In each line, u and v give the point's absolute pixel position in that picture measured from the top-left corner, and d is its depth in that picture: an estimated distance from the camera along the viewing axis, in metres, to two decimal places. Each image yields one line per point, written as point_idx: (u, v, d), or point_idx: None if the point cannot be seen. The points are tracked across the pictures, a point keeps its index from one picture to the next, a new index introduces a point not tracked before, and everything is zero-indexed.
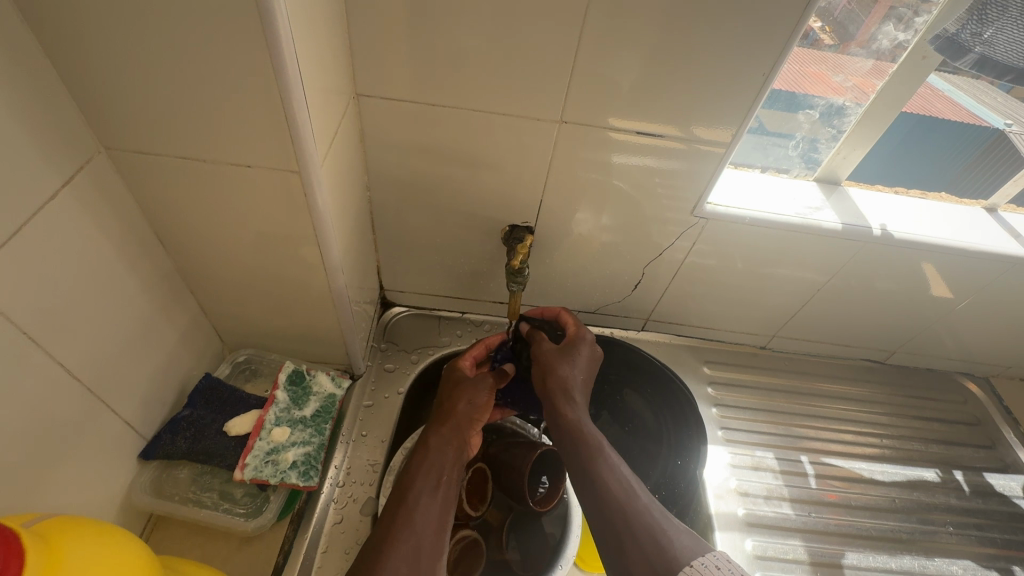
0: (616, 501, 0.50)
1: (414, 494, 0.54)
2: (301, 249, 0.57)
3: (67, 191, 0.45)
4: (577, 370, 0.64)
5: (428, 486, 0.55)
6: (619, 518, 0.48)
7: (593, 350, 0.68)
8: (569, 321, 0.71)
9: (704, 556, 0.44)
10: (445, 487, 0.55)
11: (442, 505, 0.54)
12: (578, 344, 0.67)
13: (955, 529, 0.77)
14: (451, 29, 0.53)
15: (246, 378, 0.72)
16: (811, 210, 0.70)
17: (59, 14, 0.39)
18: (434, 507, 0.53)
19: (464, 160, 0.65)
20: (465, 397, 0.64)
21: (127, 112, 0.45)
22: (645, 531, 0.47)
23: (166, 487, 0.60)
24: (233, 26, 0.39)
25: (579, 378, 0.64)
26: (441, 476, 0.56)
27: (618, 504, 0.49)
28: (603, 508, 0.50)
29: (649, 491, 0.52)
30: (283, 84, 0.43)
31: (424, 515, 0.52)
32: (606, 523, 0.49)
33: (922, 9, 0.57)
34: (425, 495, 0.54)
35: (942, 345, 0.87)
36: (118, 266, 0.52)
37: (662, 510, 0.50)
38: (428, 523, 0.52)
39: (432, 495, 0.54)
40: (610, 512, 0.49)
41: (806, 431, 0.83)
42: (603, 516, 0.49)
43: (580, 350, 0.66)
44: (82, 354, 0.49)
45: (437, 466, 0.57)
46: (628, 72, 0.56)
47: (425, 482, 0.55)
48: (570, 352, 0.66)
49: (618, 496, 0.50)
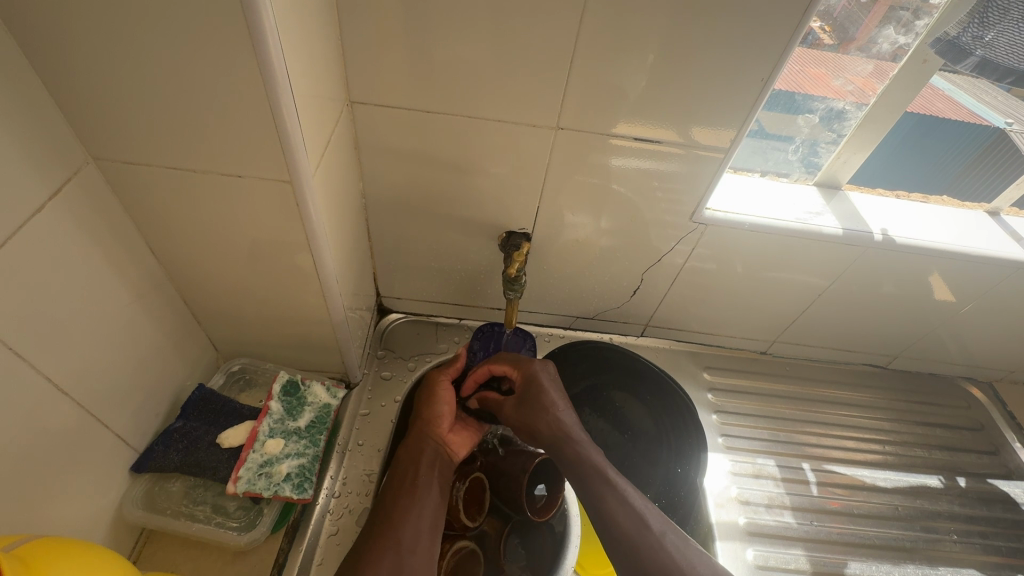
0: (620, 535, 0.52)
1: (390, 504, 0.56)
2: (295, 258, 0.56)
3: (56, 202, 0.44)
4: (551, 403, 0.63)
5: (403, 494, 0.57)
6: (626, 544, 0.51)
7: (546, 374, 0.66)
8: (510, 366, 0.67)
9: None
10: (423, 494, 0.58)
11: (425, 507, 0.57)
12: (536, 381, 0.64)
13: (959, 538, 0.76)
14: (445, 34, 0.53)
15: (240, 388, 0.71)
16: (812, 215, 0.69)
17: (45, 25, 0.38)
18: (415, 511, 0.56)
19: (459, 166, 0.64)
20: (446, 400, 0.66)
21: (115, 122, 0.44)
22: (656, 560, 0.50)
23: (158, 499, 0.59)
24: (221, 33, 0.38)
25: (556, 403, 0.63)
26: (416, 479, 0.59)
27: (631, 541, 0.51)
28: (620, 544, 0.52)
29: (652, 509, 0.55)
30: (273, 93, 0.42)
31: (403, 518, 0.55)
32: (625, 562, 0.51)
33: (923, 11, 0.56)
34: (402, 502, 0.56)
35: (945, 350, 0.86)
36: (108, 277, 0.51)
37: (678, 534, 0.53)
38: (408, 526, 0.54)
39: (409, 500, 0.57)
40: (620, 545, 0.52)
41: (807, 437, 0.82)
42: (611, 537, 0.53)
43: (542, 383, 0.64)
44: (71, 368, 0.48)
45: (410, 473, 0.59)
46: (626, 76, 0.55)
47: (402, 491, 0.57)
48: (532, 398, 0.63)
49: (627, 531, 0.52)
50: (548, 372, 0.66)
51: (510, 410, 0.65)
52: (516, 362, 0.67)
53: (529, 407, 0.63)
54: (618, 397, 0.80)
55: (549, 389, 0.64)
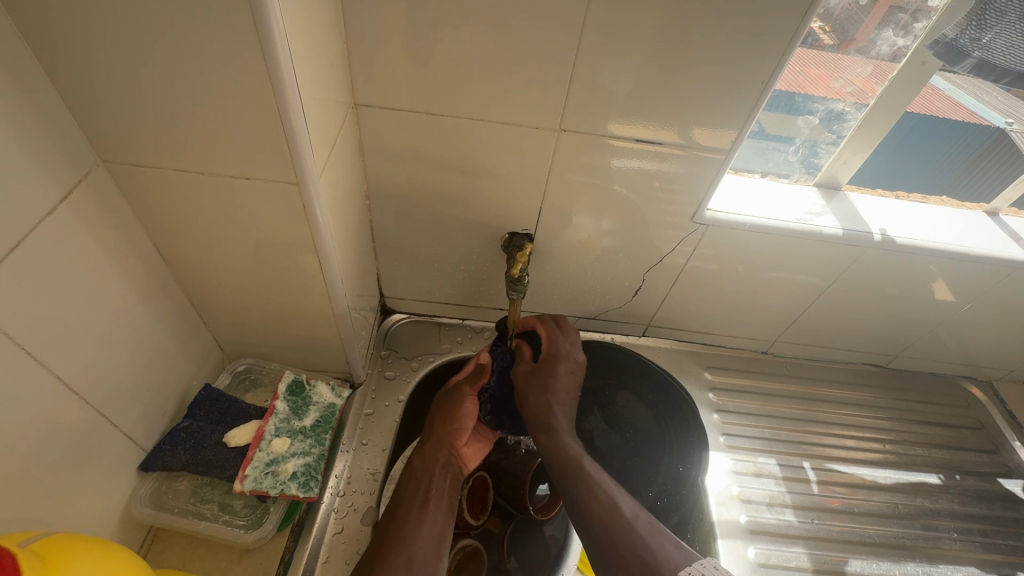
0: (596, 525, 0.53)
1: (404, 513, 0.56)
2: (300, 259, 0.57)
3: (66, 204, 0.45)
4: (556, 392, 0.64)
5: (417, 503, 0.58)
6: (602, 536, 0.51)
7: (570, 362, 0.67)
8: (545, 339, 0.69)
9: (694, 564, 0.48)
10: (436, 503, 0.58)
11: (436, 519, 0.57)
12: (553, 363, 0.66)
13: (959, 535, 0.76)
14: (449, 37, 0.53)
15: (245, 388, 0.72)
16: (811, 216, 0.70)
17: (57, 30, 0.39)
18: (428, 520, 0.56)
19: (462, 167, 0.64)
20: (469, 415, 0.66)
21: (124, 125, 0.45)
22: (627, 548, 0.50)
23: (165, 498, 0.60)
24: (231, 38, 0.39)
25: (558, 398, 0.63)
26: (429, 491, 0.59)
27: (605, 531, 0.52)
28: (594, 532, 0.52)
29: (632, 502, 0.55)
30: (280, 96, 0.42)
31: (416, 525, 0.55)
32: (597, 547, 0.52)
33: (923, 12, 0.56)
34: (416, 511, 0.57)
35: (945, 349, 0.86)
36: (116, 278, 0.52)
37: (651, 521, 0.53)
38: (421, 534, 0.54)
39: (422, 509, 0.57)
40: (595, 536, 0.52)
41: (809, 436, 0.83)
42: (588, 530, 0.53)
43: (556, 369, 0.65)
44: (80, 369, 0.49)
45: (424, 483, 0.60)
46: (628, 79, 0.56)
47: (415, 500, 0.58)
48: (543, 374, 0.65)
49: (602, 519, 0.53)
50: (571, 360, 0.67)
51: (523, 371, 0.66)
52: (550, 334, 0.69)
53: (535, 381, 0.65)
54: (619, 396, 0.81)
55: (561, 379, 0.65)
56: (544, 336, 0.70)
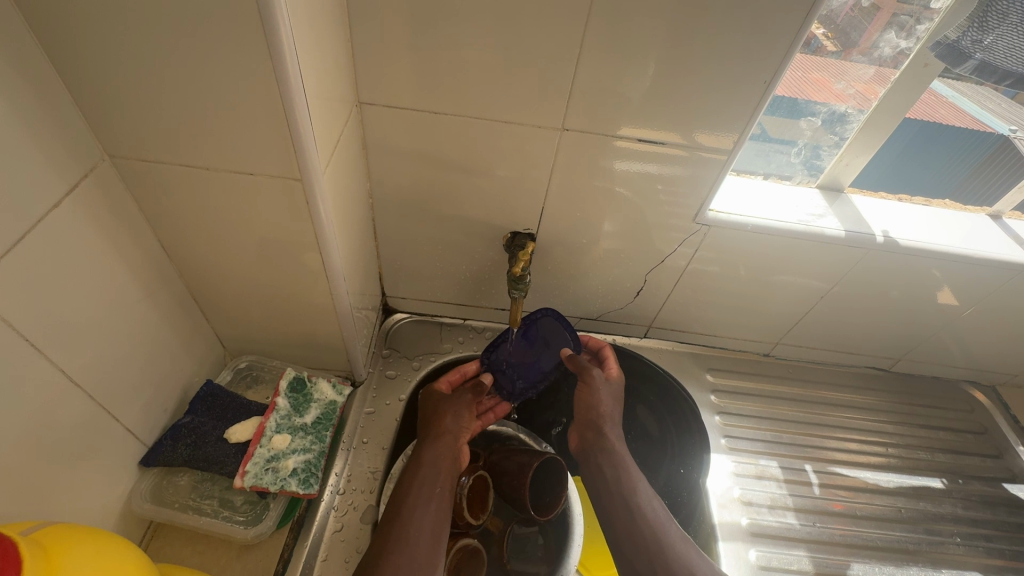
0: (630, 549, 0.57)
1: (409, 508, 0.56)
2: (302, 256, 0.57)
3: (72, 197, 0.46)
4: (614, 409, 0.70)
5: (424, 498, 0.57)
6: (655, 548, 0.56)
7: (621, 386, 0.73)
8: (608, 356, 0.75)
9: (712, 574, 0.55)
10: (439, 497, 0.58)
11: (435, 515, 0.56)
12: (616, 384, 0.72)
13: (963, 540, 0.76)
14: (452, 37, 0.54)
15: (247, 384, 0.72)
16: (813, 217, 0.70)
17: (68, 28, 0.39)
18: (429, 518, 0.56)
19: (465, 167, 0.65)
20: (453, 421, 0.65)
21: (130, 121, 0.46)
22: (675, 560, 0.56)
23: (166, 493, 0.60)
24: (237, 34, 0.39)
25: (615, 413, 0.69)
26: (433, 487, 0.58)
27: (647, 555, 0.56)
28: (640, 538, 0.57)
29: (673, 524, 0.60)
30: (285, 93, 0.43)
31: (422, 523, 0.55)
32: (628, 565, 0.57)
33: (924, 17, 0.57)
34: (419, 507, 0.56)
35: (948, 353, 0.86)
36: (121, 272, 0.52)
37: (679, 534, 0.59)
38: (423, 535, 0.54)
39: (427, 505, 0.57)
40: (635, 560, 0.56)
41: (813, 440, 0.82)
42: (641, 543, 0.57)
43: (612, 388, 0.71)
44: (83, 363, 0.49)
45: (427, 480, 0.59)
46: (630, 80, 0.56)
47: (420, 495, 0.57)
48: (614, 388, 0.71)
49: (641, 545, 0.57)
50: (613, 382, 0.72)
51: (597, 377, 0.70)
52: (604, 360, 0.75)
53: (608, 393, 0.70)
54: (630, 403, 0.81)
55: (611, 399, 0.70)
56: (606, 358, 0.75)
